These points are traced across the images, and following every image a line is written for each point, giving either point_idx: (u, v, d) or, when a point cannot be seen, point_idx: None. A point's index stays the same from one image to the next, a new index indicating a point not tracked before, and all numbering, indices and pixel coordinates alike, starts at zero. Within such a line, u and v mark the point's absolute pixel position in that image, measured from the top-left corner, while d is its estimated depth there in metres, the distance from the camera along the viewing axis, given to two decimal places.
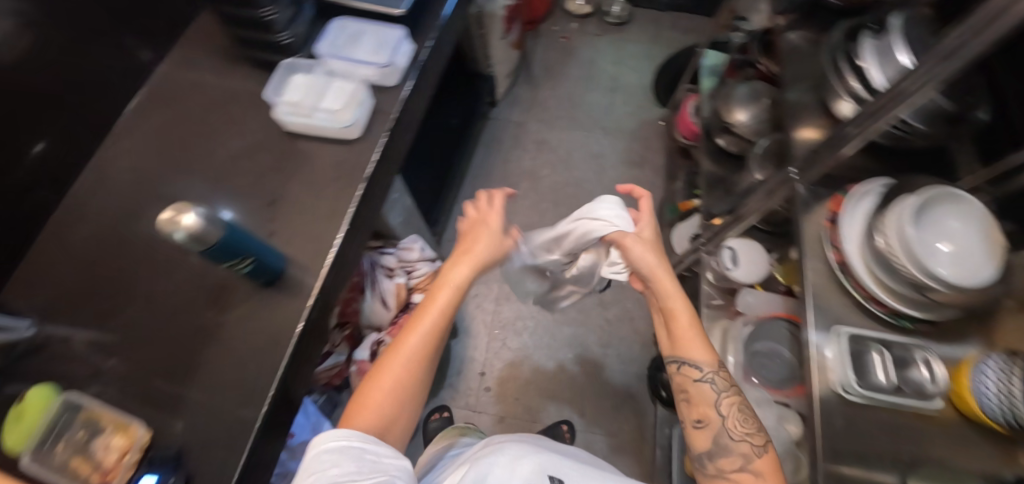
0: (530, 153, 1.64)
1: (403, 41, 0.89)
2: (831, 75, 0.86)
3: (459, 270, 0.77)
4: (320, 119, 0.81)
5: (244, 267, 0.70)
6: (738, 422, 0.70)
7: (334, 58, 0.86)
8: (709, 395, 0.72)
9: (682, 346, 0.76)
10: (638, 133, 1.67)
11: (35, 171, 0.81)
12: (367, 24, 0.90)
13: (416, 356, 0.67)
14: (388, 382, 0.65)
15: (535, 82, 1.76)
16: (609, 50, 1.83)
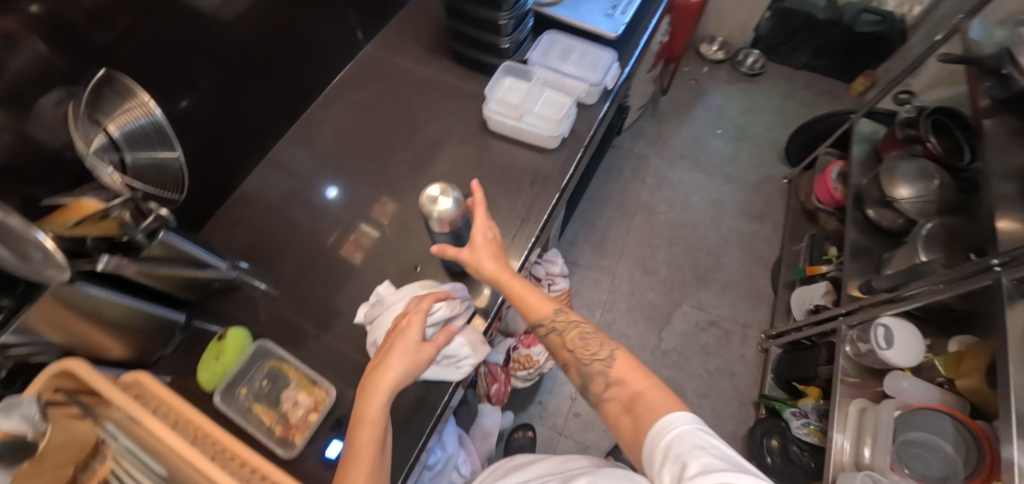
0: (648, 186, 1.63)
1: (610, 64, 0.91)
2: None
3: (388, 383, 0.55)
4: (530, 122, 0.83)
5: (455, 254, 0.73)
6: (588, 346, 0.62)
7: (547, 69, 0.89)
8: (563, 339, 0.63)
9: (525, 305, 0.65)
10: (761, 186, 1.64)
11: (192, 127, 0.78)
12: (577, 43, 0.94)
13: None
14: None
15: (660, 118, 1.78)
16: (739, 99, 1.82)
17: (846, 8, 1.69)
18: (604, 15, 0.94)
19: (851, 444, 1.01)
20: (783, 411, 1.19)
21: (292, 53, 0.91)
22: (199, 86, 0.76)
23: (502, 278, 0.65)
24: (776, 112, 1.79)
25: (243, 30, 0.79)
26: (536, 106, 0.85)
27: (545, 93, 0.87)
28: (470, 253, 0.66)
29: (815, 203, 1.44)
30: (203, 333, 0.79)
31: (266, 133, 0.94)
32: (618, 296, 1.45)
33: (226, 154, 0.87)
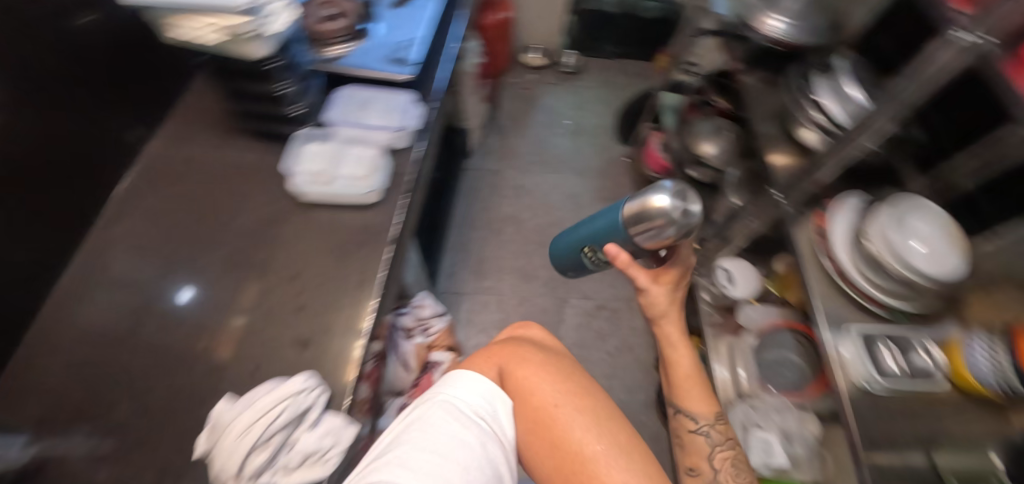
0: (509, 198, 1.70)
1: (409, 107, 0.93)
2: (796, 109, 0.99)
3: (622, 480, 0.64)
4: (342, 186, 0.83)
5: (590, 260, 0.85)
6: (730, 475, 0.72)
7: (348, 126, 0.89)
8: (703, 448, 0.74)
9: (682, 391, 0.76)
10: (608, 170, 1.79)
11: None
12: (374, 93, 0.95)
13: (545, 406, 0.73)
14: (520, 386, 0.75)
15: (503, 130, 1.86)
16: (568, 97, 1.98)
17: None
18: (394, 61, 0.96)
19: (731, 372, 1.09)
20: None
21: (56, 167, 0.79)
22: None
23: (684, 363, 0.76)
24: (602, 100, 1.97)
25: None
26: (345, 168, 0.84)
27: (350, 151, 0.86)
28: (662, 298, 0.74)
29: (651, 173, 1.61)
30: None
31: (52, 269, 0.81)
32: (510, 310, 1.49)
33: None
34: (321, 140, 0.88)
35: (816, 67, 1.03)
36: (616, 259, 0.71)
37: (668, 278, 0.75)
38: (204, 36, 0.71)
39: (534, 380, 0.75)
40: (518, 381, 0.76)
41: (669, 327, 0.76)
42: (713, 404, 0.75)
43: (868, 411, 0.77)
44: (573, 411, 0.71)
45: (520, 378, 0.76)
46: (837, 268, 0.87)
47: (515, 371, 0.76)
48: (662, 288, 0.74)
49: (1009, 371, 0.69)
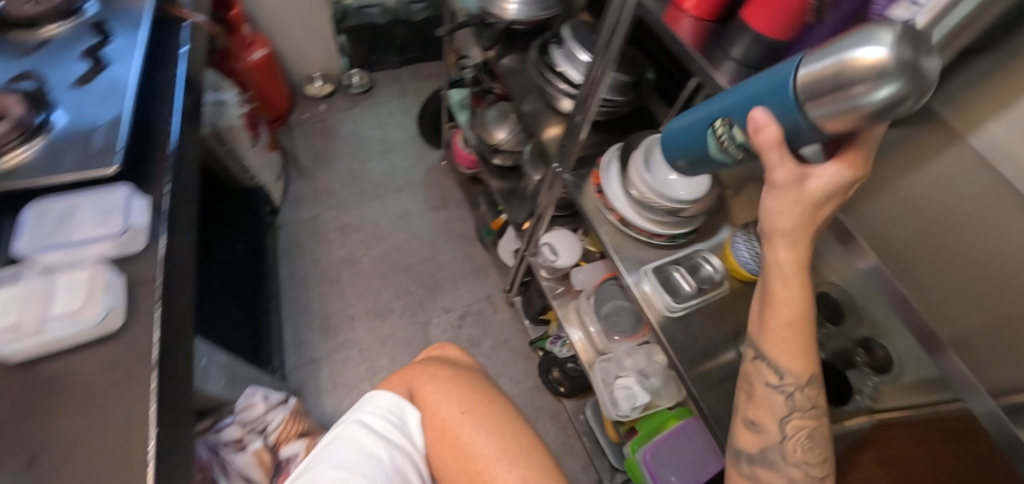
0: (336, 241, 1.61)
1: (129, 198, 0.80)
2: (544, 82, 1.04)
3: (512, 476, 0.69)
4: (60, 327, 0.67)
5: (716, 139, 0.56)
6: (800, 448, 0.60)
7: (55, 247, 0.75)
8: (777, 406, 0.61)
9: (769, 337, 0.58)
10: (429, 177, 1.77)
11: None
12: (77, 196, 0.79)
13: (439, 415, 0.78)
14: (425, 396, 0.80)
15: (308, 173, 1.74)
16: (367, 117, 1.90)
17: (393, 8, 1.89)
18: (94, 153, 0.80)
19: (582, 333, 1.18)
20: (545, 345, 1.38)
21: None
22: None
23: (796, 318, 0.56)
24: (403, 110, 1.93)
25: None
26: (60, 304, 0.68)
27: (62, 279, 0.72)
28: (789, 208, 0.49)
29: (466, 171, 1.61)
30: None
31: None
32: (374, 354, 1.41)
33: None
34: (15, 282, 0.70)
35: (551, 41, 1.08)
36: (761, 141, 0.46)
37: (837, 179, 0.47)
38: None
39: (440, 391, 0.79)
40: (423, 392, 0.80)
41: (782, 254, 0.54)
42: (813, 366, 0.58)
43: (678, 331, 0.88)
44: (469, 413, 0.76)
45: (425, 391, 0.80)
46: (620, 216, 0.94)
47: (423, 386, 0.80)
48: (830, 183, 0.47)
49: (764, 254, 0.87)
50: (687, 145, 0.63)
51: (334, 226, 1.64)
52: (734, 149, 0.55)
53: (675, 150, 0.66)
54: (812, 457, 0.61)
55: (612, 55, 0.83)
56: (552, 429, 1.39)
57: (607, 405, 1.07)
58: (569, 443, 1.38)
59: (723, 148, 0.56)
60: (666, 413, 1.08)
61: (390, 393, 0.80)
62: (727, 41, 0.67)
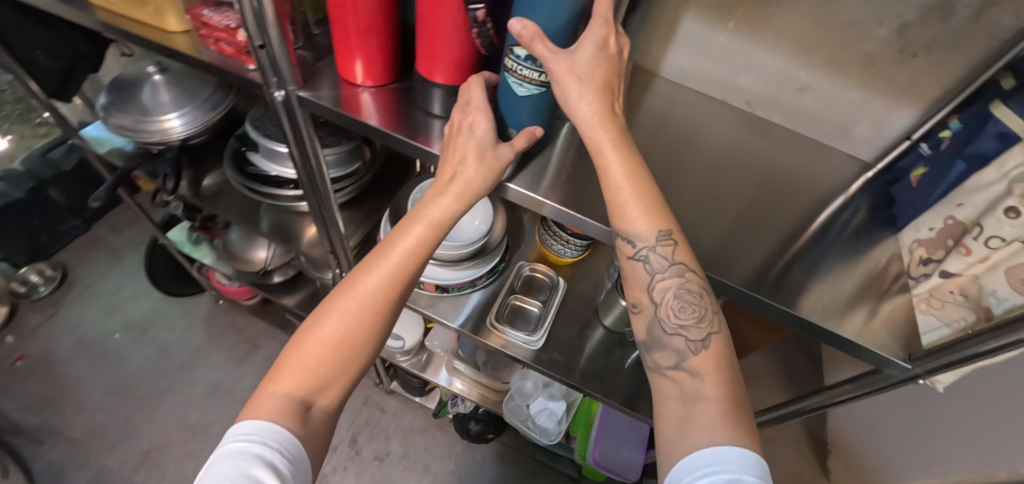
0: (147, 477, 1.21)
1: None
2: (263, 197, 0.86)
3: (436, 195, 0.49)
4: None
5: (520, 86, 0.47)
6: (674, 308, 0.46)
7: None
8: (642, 277, 0.47)
9: (618, 208, 0.46)
10: (218, 328, 1.45)
11: None
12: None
13: (368, 309, 0.46)
14: (315, 343, 0.45)
15: (46, 429, 1.25)
16: (87, 312, 1.44)
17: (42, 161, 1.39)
18: None
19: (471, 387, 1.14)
20: (449, 409, 1.32)
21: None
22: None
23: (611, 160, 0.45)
24: (131, 277, 1.51)
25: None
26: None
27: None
28: (572, 78, 0.43)
29: (246, 300, 1.39)
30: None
31: None
32: None
33: None
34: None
35: (243, 147, 0.90)
36: (524, 41, 0.41)
37: (597, 36, 0.42)
38: None
39: (309, 325, 0.46)
40: (310, 346, 0.45)
41: (587, 109, 0.44)
42: (662, 217, 0.46)
43: (551, 349, 0.88)
44: (380, 281, 0.47)
45: (288, 367, 0.44)
46: (435, 285, 0.83)
47: (282, 386, 0.44)
48: (590, 47, 0.42)
49: (575, 242, 0.88)
50: (505, 115, 0.51)
51: (132, 464, 1.22)
52: (528, 72, 0.45)
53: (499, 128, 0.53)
54: (695, 318, 0.46)
55: (309, 142, 0.67)
56: (503, 470, 1.34)
57: (539, 437, 1.08)
58: (527, 471, 1.35)
59: (523, 82, 0.46)
60: (586, 401, 1.14)
61: (254, 424, 0.41)
62: (417, 98, 0.56)
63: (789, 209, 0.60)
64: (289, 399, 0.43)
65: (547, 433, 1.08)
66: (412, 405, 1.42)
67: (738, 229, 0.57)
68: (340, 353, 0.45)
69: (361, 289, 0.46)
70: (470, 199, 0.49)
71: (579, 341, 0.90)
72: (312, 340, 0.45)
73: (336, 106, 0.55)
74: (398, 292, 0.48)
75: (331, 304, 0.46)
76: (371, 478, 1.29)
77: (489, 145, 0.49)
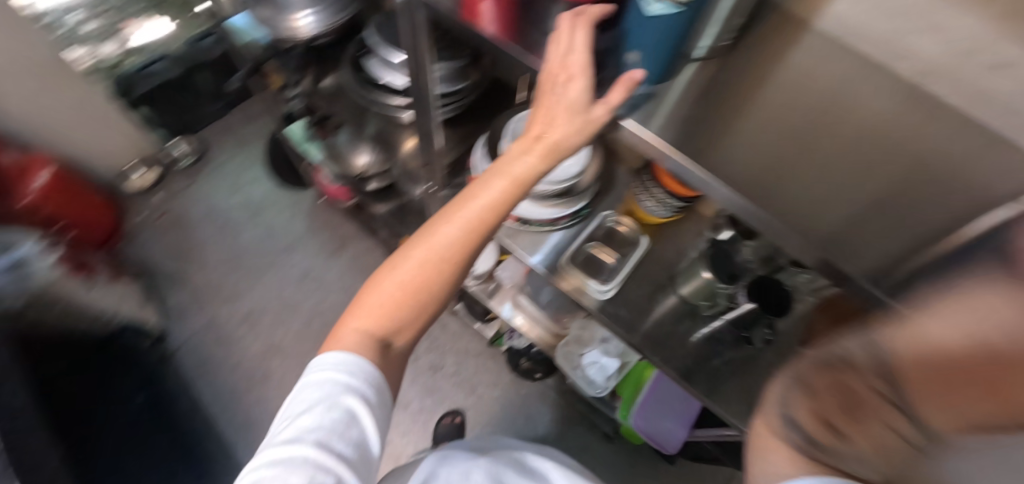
0: (248, 333, 1.43)
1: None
2: (371, 103, 0.91)
3: (522, 157, 0.53)
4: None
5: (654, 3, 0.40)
6: (869, 460, 0.32)
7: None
8: (879, 433, 0.30)
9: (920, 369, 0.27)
10: (316, 221, 1.61)
11: None
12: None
13: (445, 253, 0.54)
14: (396, 280, 0.54)
15: (179, 276, 1.49)
16: (217, 186, 1.66)
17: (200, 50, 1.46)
18: None
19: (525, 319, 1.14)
20: (504, 341, 1.37)
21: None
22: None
23: (956, 387, 0.24)
24: (252, 163, 1.70)
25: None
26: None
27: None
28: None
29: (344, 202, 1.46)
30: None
31: None
32: None
33: None
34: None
35: (360, 53, 0.94)
36: None
37: None
38: None
39: (392, 265, 0.55)
40: (390, 283, 0.54)
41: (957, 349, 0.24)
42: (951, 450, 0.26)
43: (619, 305, 0.87)
44: (457, 231, 0.54)
45: (373, 306, 0.54)
46: (516, 216, 0.84)
47: (363, 321, 0.54)
48: None
49: (669, 201, 0.82)
50: (631, 34, 0.45)
51: (237, 321, 1.44)
52: None
53: (623, 47, 0.48)
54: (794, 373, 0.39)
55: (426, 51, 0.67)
56: (542, 408, 1.39)
57: (584, 386, 1.10)
58: (563, 415, 1.39)
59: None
60: (640, 364, 1.10)
61: (344, 352, 0.51)
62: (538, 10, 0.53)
63: (952, 201, 0.48)
64: (372, 337, 0.53)
65: (594, 387, 1.09)
66: (469, 330, 1.49)
67: (859, 222, 0.50)
68: (418, 291, 0.54)
69: (439, 234, 0.54)
70: (553, 157, 0.52)
71: (649, 304, 0.88)
72: (393, 277, 0.54)
73: (456, 15, 0.53)
74: (471, 243, 0.55)
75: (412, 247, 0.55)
76: (424, 383, 1.41)
77: (581, 106, 0.48)
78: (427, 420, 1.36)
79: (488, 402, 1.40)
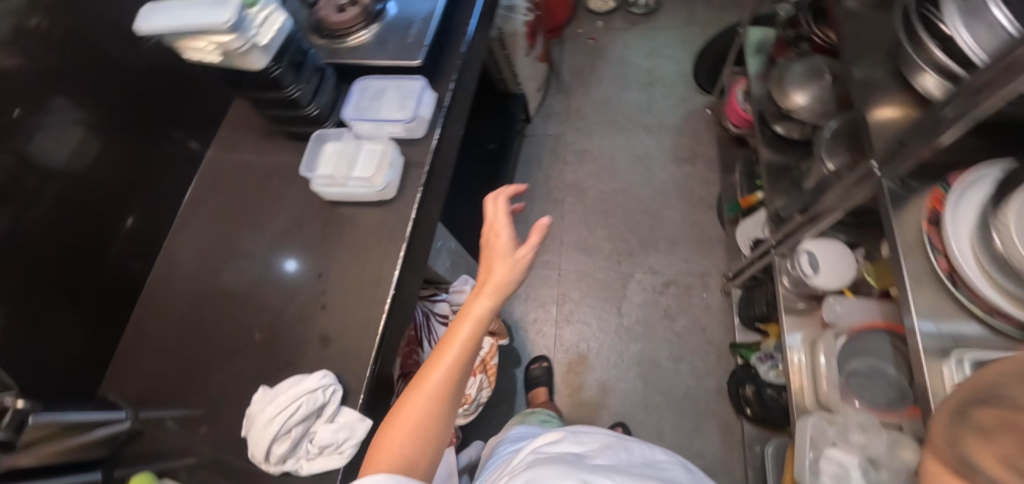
0: (571, 165, 1.61)
1: (419, 105, 0.87)
2: (906, 45, 0.74)
3: (484, 299, 0.59)
4: (347, 175, 0.82)
5: None
6: None
7: (355, 125, 0.87)
8: None
9: None
10: (685, 124, 1.59)
11: (65, 293, 0.80)
12: (372, 78, 0.92)
13: (445, 381, 0.56)
14: (407, 423, 0.55)
15: (567, 90, 1.73)
16: (640, 43, 1.76)
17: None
18: (410, 43, 0.91)
19: (807, 357, 0.95)
20: (751, 357, 1.20)
21: (118, 189, 0.88)
22: (56, 285, 0.78)
23: None
24: (682, 43, 1.72)
25: (73, 202, 0.79)
26: (350, 160, 0.84)
27: (353, 157, 0.84)
28: None
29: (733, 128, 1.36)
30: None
31: (153, 261, 0.96)
32: (571, 284, 1.46)
33: (124, 300, 0.91)
34: (339, 145, 0.87)
35: None
36: None
37: None
38: (202, 48, 0.69)
39: (398, 416, 0.56)
40: (403, 425, 0.55)
41: None
42: None
43: None
44: (447, 370, 0.57)
45: (383, 446, 0.54)
46: (952, 266, 0.64)
47: (386, 456, 0.53)
48: None
49: None
50: None
51: (572, 150, 1.64)
52: None
53: None
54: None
55: None
56: (717, 438, 1.24)
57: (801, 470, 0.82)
58: (730, 464, 1.20)
59: None
60: None
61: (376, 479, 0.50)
62: None
63: None
64: (399, 466, 0.53)
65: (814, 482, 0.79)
66: (721, 318, 1.36)
67: None
68: (422, 420, 0.55)
69: (434, 374, 0.57)
70: (505, 293, 0.60)
71: None
72: (404, 420, 0.55)
73: None
74: (464, 362, 0.57)
75: (413, 388, 0.57)
76: (647, 315, 1.39)
77: (509, 253, 0.61)
78: (623, 340, 1.38)
79: (678, 381, 1.31)
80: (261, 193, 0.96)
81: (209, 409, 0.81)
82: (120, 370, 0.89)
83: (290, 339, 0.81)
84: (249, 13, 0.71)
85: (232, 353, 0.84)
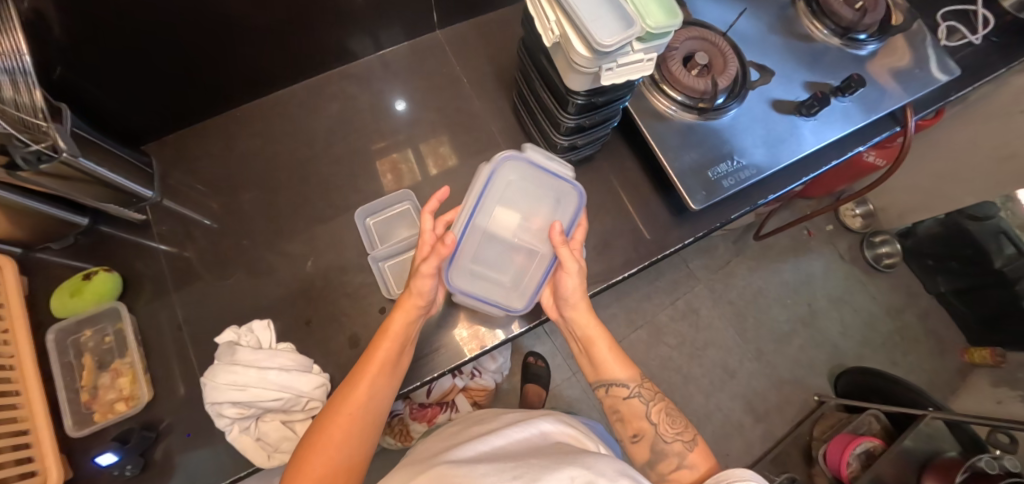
0: (674, 310, 1.45)
1: (466, 293, 0.67)
2: None
3: (401, 316, 0.59)
4: (374, 261, 0.73)
5: None
6: (667, 423, 0.60)
7: (487, 178, 0.65)
8: (637, 408, 0.61)
9: (604, 367, 0.64)
10: (786, 387, 1.42)
11: (227, 12, 0.65)
12: (570, 217, 0.68)
13: (369, 397, 0.54)
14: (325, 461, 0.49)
15: (742, 249, 1.52)
16: (837, 283, 1.53)
17: None
18: (705, 178, 0.70)
19: None
20: None
21: None
22: None
23: (674, 421, 0.60)
24: (865, 320, 1.50)
25: None
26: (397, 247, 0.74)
27: (492, 249, 0.69)
28: (689, 437, 0.58)
29: (821, 456, 1.20)
30: (50, 266, 0.70)
31: (304, 75, 0.82)
32: (565, 395, 1.35)
33: (253, 73, 0.77)
34: (413, 218, 0.78)
35: None
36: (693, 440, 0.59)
37: None
38: (549, 23, 0.49)
39: (317, 442, 0.50)
40: (322, 463, 0.49)
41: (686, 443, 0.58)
42: (681, 426, 0.60)
43: None
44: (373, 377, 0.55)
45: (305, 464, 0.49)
46: None
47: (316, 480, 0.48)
48: (665, 446, 0.58)
49: None
50: None
51: (688, 298, 1.47)
52: None
53: None
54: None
55: None
56: None
57: None
58: None
59: None
60: None
61: None
62: None
63: None
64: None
65: None
66: None
67: None
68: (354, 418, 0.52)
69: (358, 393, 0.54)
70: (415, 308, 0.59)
71: None
72: (320, 458, 0.49)
73: None
74: (387, 365, 0.56)
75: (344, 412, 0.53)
76: None
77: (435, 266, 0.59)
78: None
79: None
80: (430, 145, 0.81)
81: (222, 274, 0.73)
82: (190, 147, 0.79)
83: (333, 297, 0.71)
84: (631, 46, 0.49)
85: (281, 249, 0.74)
